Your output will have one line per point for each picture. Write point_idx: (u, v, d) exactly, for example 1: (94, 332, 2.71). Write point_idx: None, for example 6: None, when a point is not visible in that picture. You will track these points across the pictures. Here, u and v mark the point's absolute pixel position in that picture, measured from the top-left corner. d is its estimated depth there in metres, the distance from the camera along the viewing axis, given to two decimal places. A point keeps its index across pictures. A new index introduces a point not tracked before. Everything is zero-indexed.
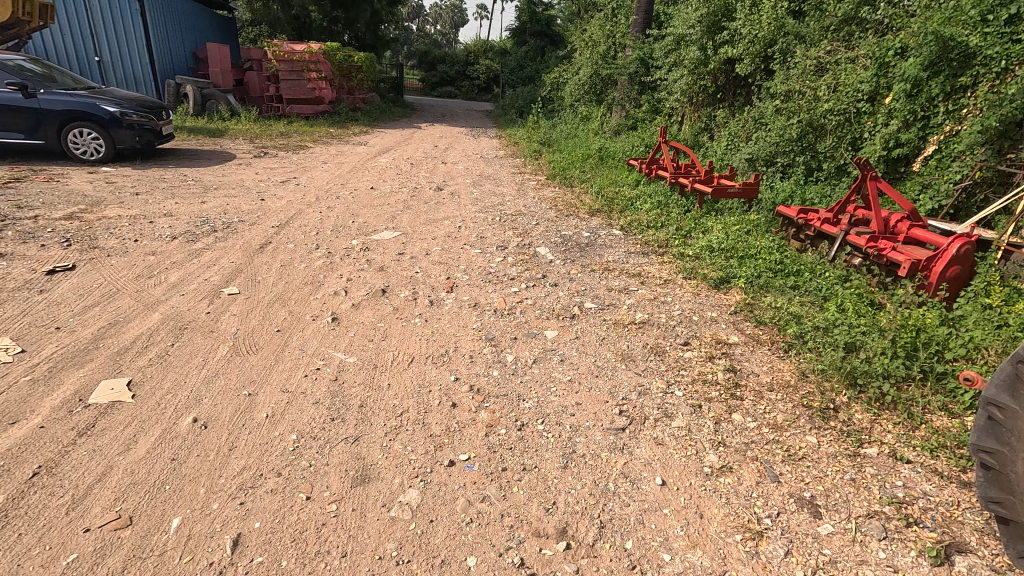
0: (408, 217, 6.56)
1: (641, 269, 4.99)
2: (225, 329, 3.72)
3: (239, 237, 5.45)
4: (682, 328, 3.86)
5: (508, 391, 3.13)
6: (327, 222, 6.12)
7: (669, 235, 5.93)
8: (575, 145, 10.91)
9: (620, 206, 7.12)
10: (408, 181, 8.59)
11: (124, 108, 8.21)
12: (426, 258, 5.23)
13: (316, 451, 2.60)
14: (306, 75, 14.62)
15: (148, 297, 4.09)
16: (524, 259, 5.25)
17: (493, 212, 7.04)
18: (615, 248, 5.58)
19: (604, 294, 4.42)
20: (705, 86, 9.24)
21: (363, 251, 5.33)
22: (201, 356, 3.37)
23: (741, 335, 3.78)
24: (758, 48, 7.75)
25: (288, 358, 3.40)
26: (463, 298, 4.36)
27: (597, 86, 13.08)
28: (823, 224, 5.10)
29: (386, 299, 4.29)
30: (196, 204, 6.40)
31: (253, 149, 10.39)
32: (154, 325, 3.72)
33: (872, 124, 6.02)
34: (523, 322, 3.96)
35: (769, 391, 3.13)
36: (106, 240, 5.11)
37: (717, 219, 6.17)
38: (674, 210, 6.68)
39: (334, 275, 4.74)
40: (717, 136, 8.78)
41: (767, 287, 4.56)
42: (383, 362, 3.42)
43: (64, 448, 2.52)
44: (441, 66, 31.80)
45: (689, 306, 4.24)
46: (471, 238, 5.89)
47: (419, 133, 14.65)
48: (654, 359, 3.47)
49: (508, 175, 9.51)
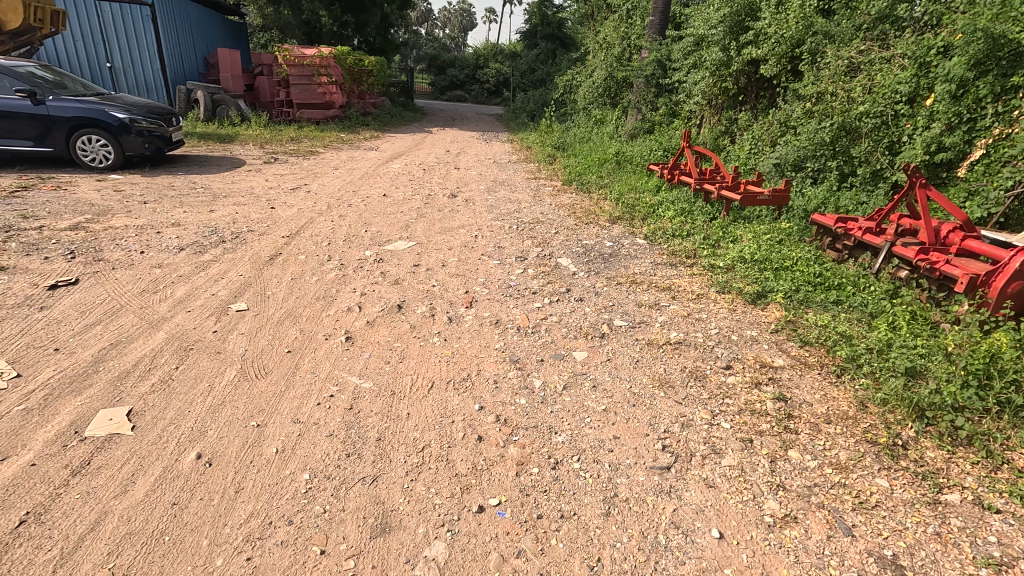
0: (422, 226, 6.35)
1: (671, 282, 4.72)
2: (233, 350, 3.50)
3: (248, 248, 5.24)
4: (722, 349, 3.58)
5: (538, 422, 2.88)
6: (339, 232, 5.91)
7: (696, 244, 5.65)
8: (590, 149, 10.65)
9: (641, 214, 6.84)
10: (421, 187, 8.38)
11: (133, 115, 8.07)
12: (443, 270, 4.99)
13: (330, 494, 2.35)
14: (317, 79, 14.46)
15: (152, 314, 3.88)
16: (546, 270, 4.99)
17: (509, 220, 6.79)
18: (640, 259, 5.31)
19: (634, 310, 4.14)
20: (727, 89, 8.94)
21: (377, 263, 5.11)
22: (206, 381, 3.14)
23: (787, 357, 3.49)
24: (784, 49, 7.44)
25: (300, 383, 3.17)
26: (483, 314, 4.11)
27: (612, 89, 12.82)
28: (864, 234, 4.80)
29: (402, 316, 4.05)
30: (204, 213, 6.21)
31: (263, 155, 10.24)
32: (157, 345, 3.50)
33: (912, 127, 5.70)
34: (550, 341, 3.70)
35: (827, 424, 2.84)
36: (112, 252, 4.93)
37: (746, 228, 5.87)
38: (700, 218, 6.39)
39: (347, 289, 4.51)
40: (740, 140, 8.48)
41: (807, 303, 4.27)
42: (401, 387, 3.17)
43: (55, 491, 2.29)
44: (450, 70, 31.70)
45: (726, 324, 3.95)
46: (489, 248, 5.64)
47: (431, 137, 14.46)
48: (694, 386, 3.19)
49: (522, 181, 9.26)
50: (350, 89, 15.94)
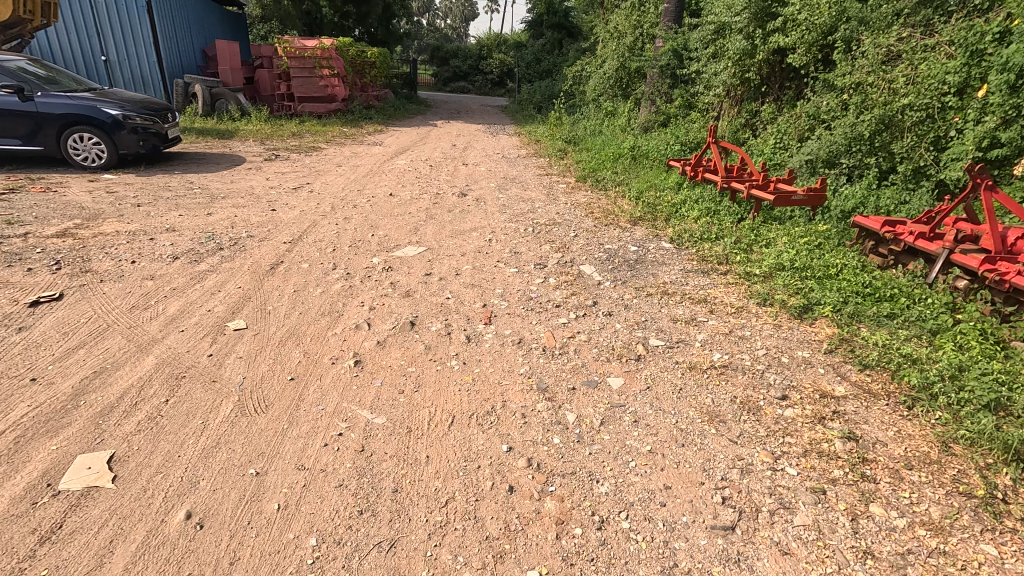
0: (432, 229, 5.98)
1: (705, 292, 4.35)
2: (230, 378, 3.15)
3: (247, 256, 4.88)
4: (774, 375, 3.21)
5: (576, 468, 2.52)
6: (344, 236, 5.55)
7: (727, 248, 5.27)
8: (604, 143, 10.21)
9: (664, 214, 6.45)
10: (428, 185, 8.00)
11: (127, 111, 7.69)
12: (456, 280, 4.62)
13: (342, 565, 2.01)
14: (319, 72, 14.05)
15: (141, 335, 3.53)
16: (568, 280, 4.61)
17: (524, 221, 6.41)
18: (668, 266, 4.93)
19: (670, 327, 3.78)
20: (749, 80, 8.49)
21: (386, 272, 4.76)
22: (199, 418, 2.79)
23: (848, 384, 3.12)
24: (814, 37, 7.02)
25: (305, 419, 2.82)
26: (504, 332, 3.75)
27: (624, 80, 12.34)
28: (917, 239, 4.41)
29: (416, 335, 3.69)
30: (201, 217, 5.85)
31: (264, 151, 9.87)
32: (146, 373, 3.15)
33: (960, 121, 5.28)
34: (580, 365, 3.33)
35: (908, 470, 2.47)
36: (101, 262, 4.58)
37: (780, 231, 5.47)
38: (728, 220, 5.99)
39: (354, 302, 4.17)
40: (764, 133, 8.06)
41: (859, 317, 3.88)
42: (419, 423, 2.82)
43: (18, 565, 1.95)
44: (453, 61, 31.07)
45: (774, 344, 3.57)
46: (505, 254, 5.27)
47: (436, 131, 14.04)
48: (749, 420, 2.82)
49: (534, 178, 8.86)
50: (352, 81, 15.51)
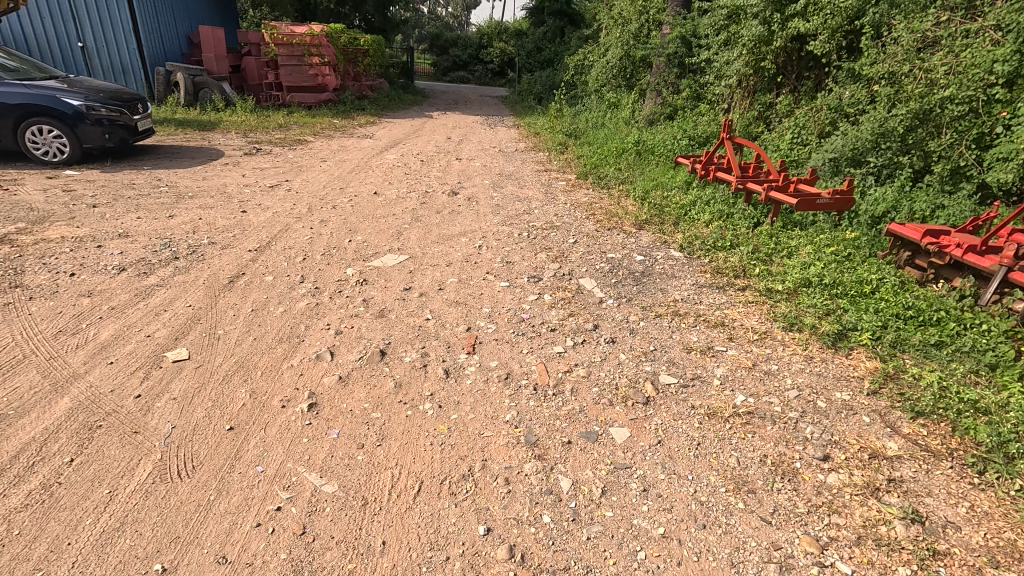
0: (417, 233, 5.44)
1: (722, 313, 3.81)
2: (155, 428, 2.61)
3: (205, 267, 4.34)
4: (811, 426, 2.66)
5: (571, 561, 2.00)
6: (318, 242, 5.00)
7: (744, 258, 4.73)
8: (606, 137, 9.62)
9: (672, 217, 5.90)
10: (417, 182, 7.44)
11: (91, 101, 7.10)
12: (439, 297, 4.08)
13: None
14: (308, 60, 13.41)
15: (60, 370, 3.00)
16: (566, 296, 4.07)
17: (519, 224, 5.86)
18: (679, 279, 4.39)
19: (684, 361, 3.23)
20: (764, 69, 7.88)
21: (359, 285, 4.22)
22: (105, 486, 2.26)
23: (901, 440, 2.57)
24: (839, 21, 6.47)
25: (237, 487, 2.29)
26: (490, 365, 3.21)
27: (628, 70, 11.69)
28: (966, 253, 3.84)
29: (386, 368, 3.15)
30: (161, 219, 5.31)
31: (246, 144, 9.29)
32: (53, 421, 2.62)
33: (1009, 115, 4.64)
34: (577, 410, 2.79)
35: (994, 569, 1.93)
36: (35, 274, 4.04)
37: (803, 239, 4.93)
38: (743, 225, 5.46)
39: (318, 325, 3.63)
40: (779, 127, 7.49)
41: (903, 347, 3.33)
42: (378, 492, 2.29)
43: None
44: (453, 49, 30.32)
45: (807, 382, 3.03)
46: (495, 264, 4.71)
47: (432, 123, 13.42)
48: (785, 490, 2.29)
49: (531, 174, 8.29)
50: (344, 70, 14.85)
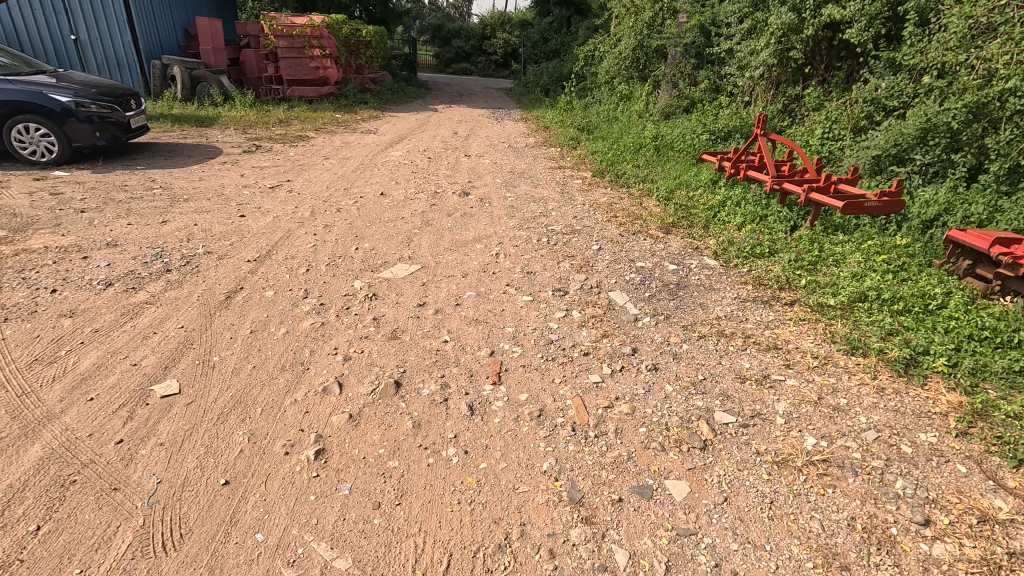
0: (428, 238, 5.06)
1: (773, 334, 3.43)
2: (138, 484, 2.25)
3: (199, 281, 3.97)
4: (901, 480, 2.28)
5: None
6: (323, 251, 4.63)
7: (787, 268, 4.34)
8: (621, 130, 9.19)
9: (701, 220, 5.51)
10: (426, 182, 7.05)
11: (80, 97, 6.71)
12: (457, 314, 3.71)
13: None
14: (308, 52, 13.03)
15: (32, 409, 2.64)
16: (596, 313, 3.69)
17: (536, 227, 5.46)
18: (718, 291, 4.01)
19: (739, 394, 2.85)
20: (791, 59, 7.43)
21: (368, 301, 3.85)
22: (76, 564, 1.90)
23: (1010, 496, 2.20)
24: (880, 7, 6.08)
25: (233, 563, 1.93)
26: (520, 398, 2.83)
27: (641, 61, 11.20)
28: None
29: (403, 403, 2.78)
30: (154, 225, 4.93)
31: (245, 141, 8.90)
32: (20, 476, 2.26)
33: None
34: (625, 458, 2.43)
35: None
36: (12, 291, 3.67)
37: (850, 246, 4.54)
38: (780, 229, 5.07)
39: (325, 349, 3.26)
40: (809, 121, 7.06)
41: (984, 374, 2.92)
42: (399, 570, 1.93)
43: None
44: (456, 40, 29.72)
45: (884, 420, 2.66)
46: (515, 274, 4.33)
47: (437, 116, 12.99)
48: (885, 567, 1.92)
49: (544, 171, 7.89)
50: (346, 62, 14.40)
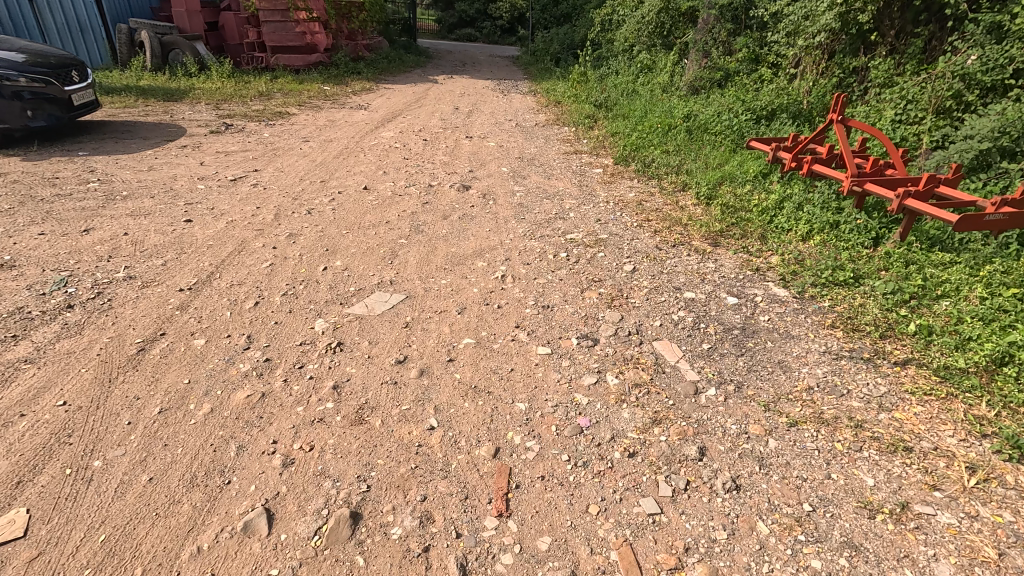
0: (416, 252, 4.05)
1: (895, 422, 2.41)
2: None
3: (107, 323, 2.99)
4: None
5: None
6: (281, 273, 3.62)
7: (885, 302, 3.28)
8: (645, 106, 7.98)
9: (756, 227, 4.43)
10: (417, 171, 5.97)
11: (4, 69, 5.60)
12: (449, 377, 2.72)
13: None
14: (294, 15, 11.75)
15: None
16: (640, 377, 2.70)
17: (551, 236, 4.42)
18: (801, 343, 2.99)
19: (872, 544, 1.87)
20: (855, 23, 6.22)
21: (331, 355, 2.86)
22: None
23: None
24: None
25: None
26: (540, 549, 1.86)
27: (666, 26, 9.84)
28: None
29: (359, 563, 1.81)
30: (71, 236, 3.92)
31: (215, 119, 7.78)
32: None
33: None
34: None
35: None
36: None
37: (963, 272, 3.48)
38: (860, 244, 4.01)
39: (259, 443, 2.29)
40: (876, 99, 5.90)
41: None
42: None
43: None
44: (459, 4, 27.80)
45: None
46: (528, 310, 3.32)
47: (436, 89, 11.74)
48: None
49: (558, 157, 6.76)
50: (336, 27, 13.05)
